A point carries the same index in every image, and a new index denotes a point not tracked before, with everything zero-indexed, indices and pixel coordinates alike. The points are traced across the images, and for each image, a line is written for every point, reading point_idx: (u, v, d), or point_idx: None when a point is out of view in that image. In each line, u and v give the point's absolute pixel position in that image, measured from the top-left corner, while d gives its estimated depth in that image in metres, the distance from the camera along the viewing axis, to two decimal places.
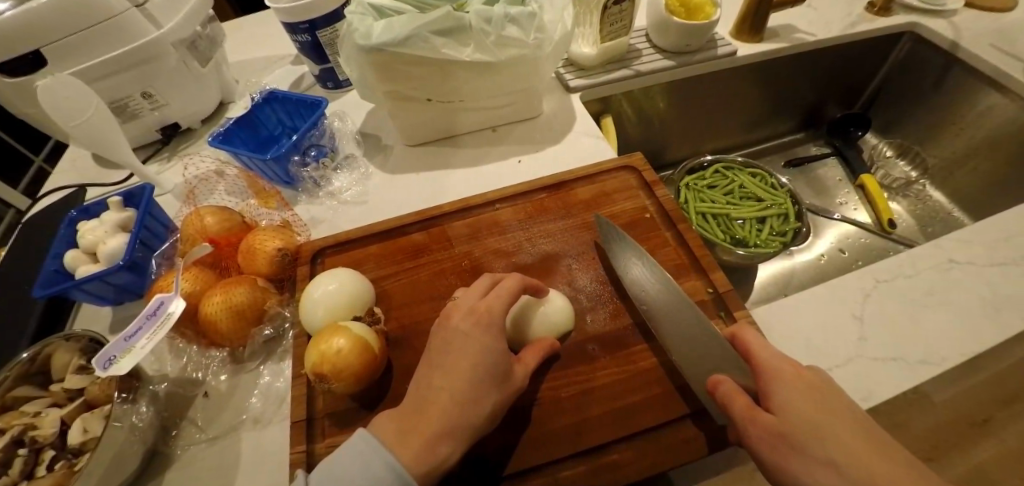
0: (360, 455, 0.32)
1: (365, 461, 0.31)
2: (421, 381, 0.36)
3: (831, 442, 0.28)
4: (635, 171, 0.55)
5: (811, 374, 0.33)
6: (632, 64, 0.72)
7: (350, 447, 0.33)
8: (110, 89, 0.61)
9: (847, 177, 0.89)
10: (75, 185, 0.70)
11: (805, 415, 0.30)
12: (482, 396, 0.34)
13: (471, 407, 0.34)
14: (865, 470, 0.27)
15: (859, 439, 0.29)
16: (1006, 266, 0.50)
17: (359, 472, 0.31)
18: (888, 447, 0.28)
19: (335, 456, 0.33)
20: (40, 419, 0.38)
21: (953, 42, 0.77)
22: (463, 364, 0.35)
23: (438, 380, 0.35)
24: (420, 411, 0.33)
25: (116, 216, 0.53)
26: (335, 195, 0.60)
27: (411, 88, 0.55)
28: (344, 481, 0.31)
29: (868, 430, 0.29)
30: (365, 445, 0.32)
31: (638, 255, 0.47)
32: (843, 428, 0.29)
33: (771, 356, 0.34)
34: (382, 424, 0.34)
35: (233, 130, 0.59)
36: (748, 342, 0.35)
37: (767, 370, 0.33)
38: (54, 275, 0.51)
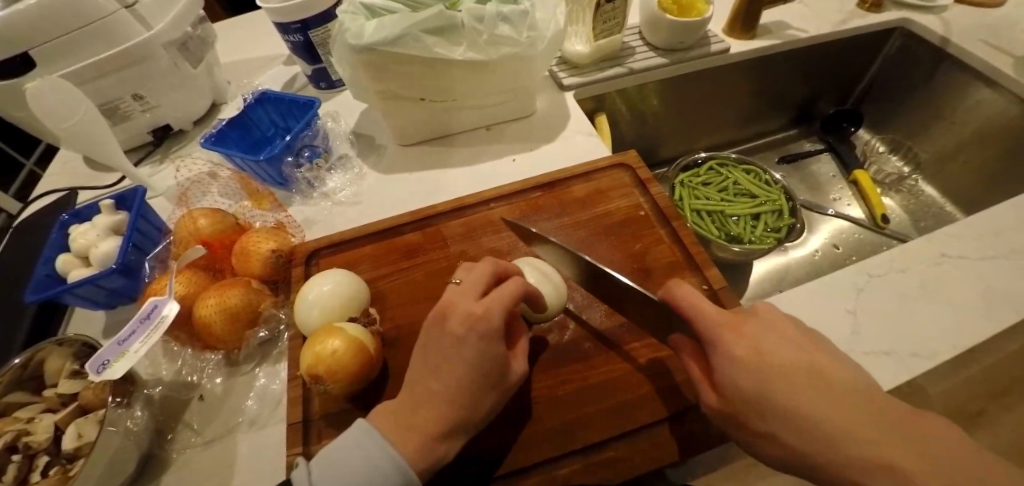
0: (362, 445, 0.33)
1: (365, 450, 0.33)
2: (415, 384, 0.35)
3: (774, 417, 0.28)
4: (629, 168, 0.55)
5: (753, 332, 0.30)
6: (625, 62, 0.73)
7: (349, 435, 0.34)
8: (100, 92, 0.60)
9: (840, 172, 0.89)
10: (66, 189, 0.70)
11: (755, 393, 0.28)
12: (481, 398, 0.34)
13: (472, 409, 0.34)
14: (819, 432, 0.26)
15: (813, 392, 0.27)
16: (997, 259, 0.50)
17: (358, 462, 0.32)
18: (845, 386, 0.28)
19: (332, 448, 0.33)
20: (34, 424, 0.38)
21: (943, 37, 0.78)
22: (461, 369, 0.34)
23: (433, 382, 0.34)
24: (421, 412, 0.34)
25: (108, 219, 0.53)
26: (329, 195, 0.59)
27: (404, 88, 0.54)
28: (346, 477, 0.32)
29: (819, 377, 0.28)
30: (366, 438, 0.33)
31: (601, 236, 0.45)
32: (789, 397, 0.28)
33: (707, 319, 0.32)
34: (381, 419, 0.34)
35: (226, 131, 0.59)
36: (687, 307, 0.33)
37: (708, 340, 0.31)
38: (46, 280, 0.50)
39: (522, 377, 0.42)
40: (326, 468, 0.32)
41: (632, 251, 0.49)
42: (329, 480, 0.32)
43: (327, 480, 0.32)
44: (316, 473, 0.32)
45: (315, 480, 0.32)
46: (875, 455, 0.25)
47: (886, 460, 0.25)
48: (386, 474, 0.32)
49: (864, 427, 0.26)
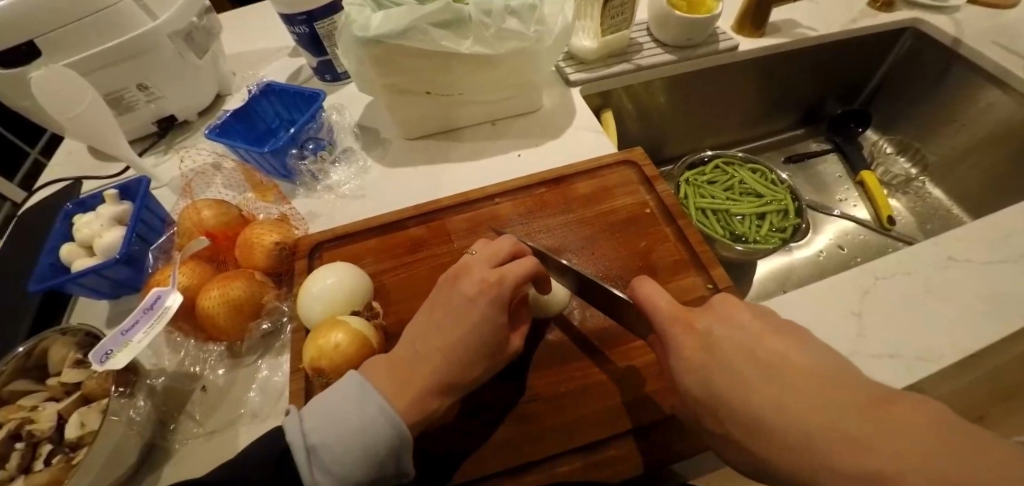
0: (356, 398, 0.34)
1: (360, 402, 0.33)
2: (409, 343, 0.37)
3: (730, 420, 0.28)
4: (635, 165, 0.55)
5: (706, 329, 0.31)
6: (633, 58, 0.72)
7: (341, 388, 0.35)
8: (105, 81, 0.60)
9: (846, 173, 0.89)
10: (71, 178, 0.70)
11: (706, 387, 0.29)
12: (472, 364, 0.36)
13: (463, 370, 0.35)
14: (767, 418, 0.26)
15: (765, 378, 0.27)
16: (1006, 263, 0.50)
17: (353, 416, 0.33)
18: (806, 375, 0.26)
19: (324, 395, 0.34)
20: (38, 413, 0.38)
21: (955, 39, 0.77)
22: (458, 327, 0.36)
23: (430, 342, 0.36)
24: (413, 366, 0.35)
25: (112, 209, 0.52)
26: (333, 188, 0.59)
27: (409, 81, 0.54)
28: (341, 421, 0.33)
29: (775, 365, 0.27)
30: (359, 391, 0.34)
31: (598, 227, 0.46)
32: (740, 395, 0.27)
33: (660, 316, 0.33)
34: (375, 373, 0.36)
35: (230, 122, 0.59)
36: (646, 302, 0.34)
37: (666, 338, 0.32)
38: (49, 269, 0.51)
39: (523, 375, 0.42)
40: (320, 419, 0.33)
41: (637, 249, 0.48)
42: (324, 431, 0.32)
43: (323, 430, 0.32)
44: (310, 424, 0.33)
45: (310, 429, 0.33)
46: (827, 438, 0.23)
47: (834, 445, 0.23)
48: (380, 429, 0.33)
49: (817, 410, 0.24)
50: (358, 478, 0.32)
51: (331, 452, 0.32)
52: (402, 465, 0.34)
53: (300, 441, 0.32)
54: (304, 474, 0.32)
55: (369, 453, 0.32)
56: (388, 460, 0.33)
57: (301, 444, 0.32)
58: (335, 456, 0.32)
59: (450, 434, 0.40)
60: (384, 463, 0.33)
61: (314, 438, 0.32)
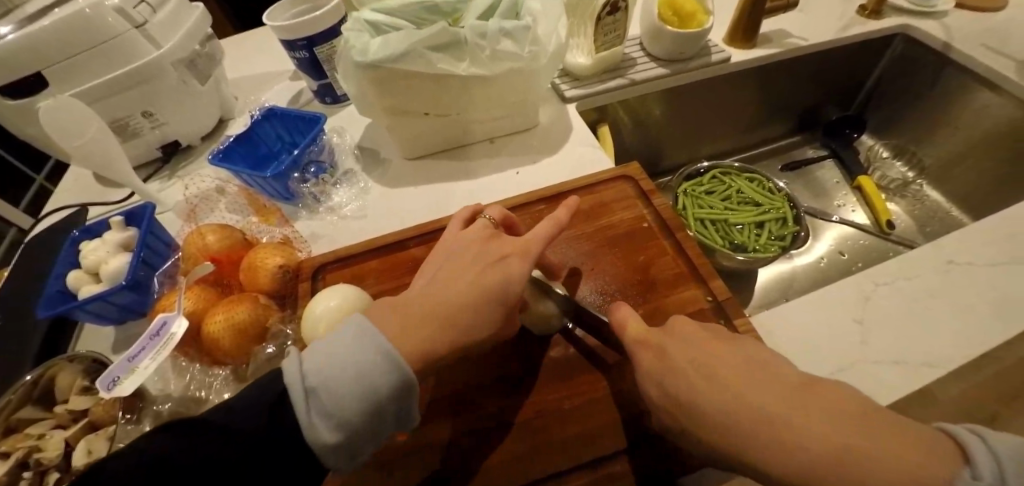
0: (358, 342, 0.33)
1: (363, 344, 0.33)
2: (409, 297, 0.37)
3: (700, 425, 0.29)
4: (632, 180, 0.56)
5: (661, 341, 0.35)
6: (626, 73, 0.73)
7: (343, 333, 0.33)
8: (110, 109, 0.62)
9: (844, 178, 0.89)
10: (77, 205, 0.71)
11: (716, 411, 0.28)
12: (482, 315, 0.37)
13: (473, 325, 0.36)
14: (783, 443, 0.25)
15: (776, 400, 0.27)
16: (1006, 266, 0.50)
17: (355, 361, 0.32)
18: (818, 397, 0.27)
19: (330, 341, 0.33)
20: (45, 441, 0.39)
21: (945, 43, 0.78)
22: (470, 283, 0.37)
23: (436, 298, 0.37)
24: (417, 318, 0.35)
25: (118, 235, 0.54)
26: (335, 210, 0.60)
27: (409, 103, 0.55)
28: (343, 362, 0.32)
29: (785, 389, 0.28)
30: (361, 334, 0.33)
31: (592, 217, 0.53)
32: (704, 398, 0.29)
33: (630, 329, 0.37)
34: (376, 317, 0.36)
35: (233, 147, 0.60)
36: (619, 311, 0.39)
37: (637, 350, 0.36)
38: (58, 296, 0.51)
39: (526, 391, 0.42)
40: (320, 361, 0.32)
41: (636, 264, 0.49)
42: (324, 374, 0.31)
43: (322, 374, 0.31)
44: (310, 367, 0.32)
45: (310, 372, 0.32)
46: (852, 462, 0.23)
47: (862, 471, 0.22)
48: (383, 371, 0.32)
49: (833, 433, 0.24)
50: (357, 419, 0.31)
51: (332, 395, 0.31)
52: (403, 409, 0.34)
53: (299, 383, 0.31)
54: (303, 418, 0.30)
55: (369, 397, 0.31)
56: (389, 404, 0.32)
57: (299, 386, 0.31)
58: (335, 400, 0.31)
59: (454, 453, 0.40)
60: (385, 408, 0.32)
61: (312, 380, 0.31)
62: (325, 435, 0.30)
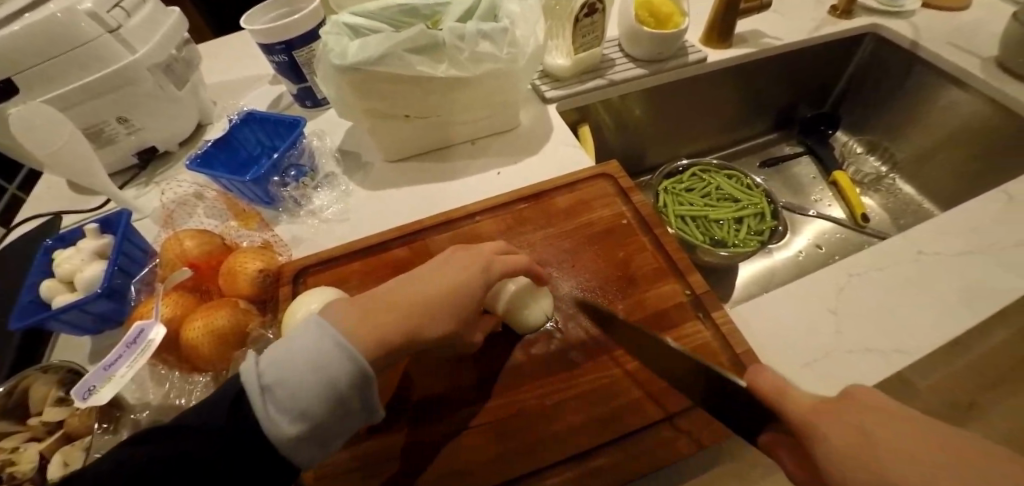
0: (314, 339, 0.33)
1: (322, 338, 0.34)
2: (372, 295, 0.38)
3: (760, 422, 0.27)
4: (612, 178, 0.56)
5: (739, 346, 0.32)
6: (606, 74, 0.74)
7: (302, 330, 0.34)
8: (84, 115, 0.61)
9: (820, 174, 0.91)
10: (50, 213, 0.69)
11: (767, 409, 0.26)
12: (443, 311, 0.37)
13: (432, 319, 0.37)
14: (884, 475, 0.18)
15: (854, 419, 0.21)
16: (971, 255, 0.52)
17: (312, 358, 0.32)
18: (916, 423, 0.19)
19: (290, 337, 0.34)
20: (19, 454, 0.38)
21: (913, 41, 0.81)
22: (431, 283, 0.38)
23: (397, 297, 0.37)
24: (378, 312, 0.36)
25: (93, 243, 0.53)
26: (316, 213, 0.60)
27: (389, 105, 0.55)
28: (298, 356, 0.33)
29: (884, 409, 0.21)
30: (318, 331, 0.34)
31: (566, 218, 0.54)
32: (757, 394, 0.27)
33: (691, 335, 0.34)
34: (335, 316, 0.36)
35: (210, 152, 0.59)
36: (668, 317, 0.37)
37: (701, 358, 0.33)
38: (30, 306, 0.50)
39: (510, 389, 0.43)
40: (276, 360, 0.33)
41: (616, 260, 0.50)
42: (280, 373, 0.32)
43: (279, 371, 0.32)
44: (265, 365, 0.32)
45: (265, 371, 0.32)
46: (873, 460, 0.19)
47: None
48: (340, 364, 0.33)
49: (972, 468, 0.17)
50: (313, 409, 0.32)
51: (288, 389, 0.32)
52: (366, 400, 0.34)
53: (254, 383, 0.32)
54: (261, 414, 0.31)
55: (329, 389, 0.32)
56: (350, 394, 0.33)
57: (254, 383, 0.31)
58: (292, 396, 0.32)
59: (439, 453, 0.40)
60: (347, 398, 0.33)
61: (268, 378, 0.32)
62: (286, 429, 0.31)
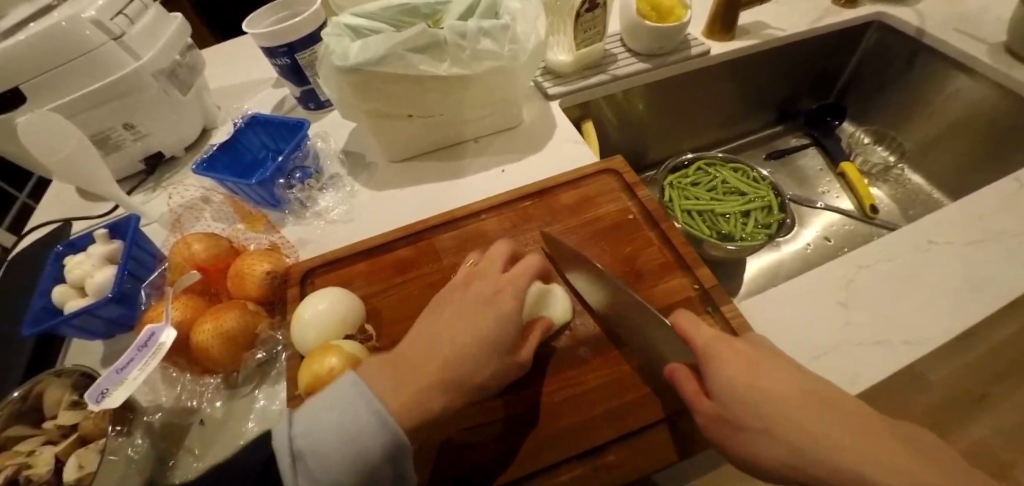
0: (347, 405, 0.33)
1: (352, 411, 0.32)
2: (410, 350, 0.36)
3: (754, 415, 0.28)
4: (617, 173, 0.56)
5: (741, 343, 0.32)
6: (608, 69, 0.74)
7: (337, 392, 0.33)
8: (90, 123, 0.61)
9: (827, 165, 0.90)
10: (60, 220, 0.70)
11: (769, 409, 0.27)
12: (488, 364, 0.36)
13: (474, 376, 0.35)
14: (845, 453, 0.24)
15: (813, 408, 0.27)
16: (982, 244, 0.51)
17: (343, 423, 0.32)
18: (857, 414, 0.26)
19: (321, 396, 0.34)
20: (35, 458, 0.38)
21: (919, 29, 0.79)
22: (474, 331, 0.36)
23: (438, 348, 0.35)
24: (413, 369, 0.34)
25: (103, 248, 0.53)
26: (322, 215, 0.60)
27: (392, 105, 0.55)
28: (328, 425, 0.32)
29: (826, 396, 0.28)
30: (353, 396, 0.33)
31: (586, 239, 0.51)
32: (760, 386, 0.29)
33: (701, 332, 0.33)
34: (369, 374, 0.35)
35: (216, 156, 0.60)
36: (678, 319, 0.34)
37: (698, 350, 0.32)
38: (42, 312, 0.51)
39: (517, 386, 0.43)
40: (309, 424, 0.32)
41: (622, 255, 0.49)
42: (311, 438, 0.32)
43: (309, 440, 0.32)
44: (298, 431, 0.32)
45: (298, 435, 0.32)
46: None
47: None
48: (372, 436, 0.32)
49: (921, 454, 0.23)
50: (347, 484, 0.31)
51: (319, 459, 0.31)
52: (397, 473, 0.33)
53: (285, 446, 0.32)
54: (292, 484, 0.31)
55: (356, 462, 0.32)
56: (383, 465, 0.32)
57: (287, 453, 0.31)
58: (324, 464, 0.31)
59: (448, 451, 0.40)
60: (376, 470, 0.32)
61: (300, 443, 0.32)
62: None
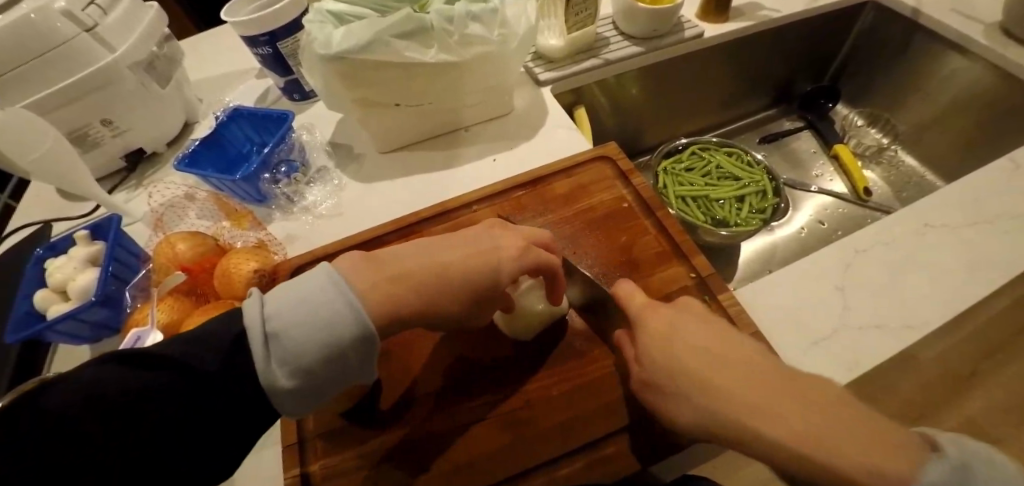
0: (323, 291, 0.32)
1: (324, 297, 0.32)
2: (392, 259, 0.37)
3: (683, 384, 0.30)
4: (611, 160, 0.55)
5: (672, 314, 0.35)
6: (600, 53, 0.72)
7: (311, 279, 0.33)
8: (66, 119, 0.59)
9: (821, 148, 0.90)
10: (40, 221, 0.68)
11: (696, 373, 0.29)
12: (472, 292, 0.37)
13: (452, 301, 0.37)
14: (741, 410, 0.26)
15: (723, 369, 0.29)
16: (978, 225, 0.51)
17: (320, 309, 0.31)
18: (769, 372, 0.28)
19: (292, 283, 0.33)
20: None
21: (914, 8, 0.78)
22: (454, 264, 0.37)
23: (417, 269, 0.36)
24: (390, 291, 0.35)
25: (84, 250, 0.51)
26: (310, 209, 0.58)
27: (378, 94, 0.54)
28: (303, 306, 0.31)
29: (747, 358, 0.29)
30: (329, 284, 0.33)
31: (572, 215, 0.52)
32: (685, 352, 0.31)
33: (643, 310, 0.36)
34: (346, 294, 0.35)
35: (198, 151, 0.58)
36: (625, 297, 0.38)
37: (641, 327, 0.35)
38: (24, 317, 0.50)
39: (513, 381, 0.42)
40: (282, 305, 0.31)
41: (618, 244, 0.49)
42: (284, 317, 0.31)
43: (285, 316, 0.31)
44: (271, 311, 0.31)
45: (271, 315, 0.31)
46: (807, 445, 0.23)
47: (836, 446, 0.22)
48: (344, 318, 0.32)
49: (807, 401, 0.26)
50: (318, 368, 0.31)
51: (291, 339, 0.30)
52: (365, 367, 0.33)
53: (258, 326, 0.31)
54: (261, 362, 0.30)
55: (331, 344, 0.31)
56: (351, 351, 0.32)
57: (260, 329, 0.30)
58: (294, 347, 0.30)
59: (444, 449, 0.39)
60: (348, 359, 0.32)
61: (274, 324, 0.31)
62: (281, 380, 0.30)
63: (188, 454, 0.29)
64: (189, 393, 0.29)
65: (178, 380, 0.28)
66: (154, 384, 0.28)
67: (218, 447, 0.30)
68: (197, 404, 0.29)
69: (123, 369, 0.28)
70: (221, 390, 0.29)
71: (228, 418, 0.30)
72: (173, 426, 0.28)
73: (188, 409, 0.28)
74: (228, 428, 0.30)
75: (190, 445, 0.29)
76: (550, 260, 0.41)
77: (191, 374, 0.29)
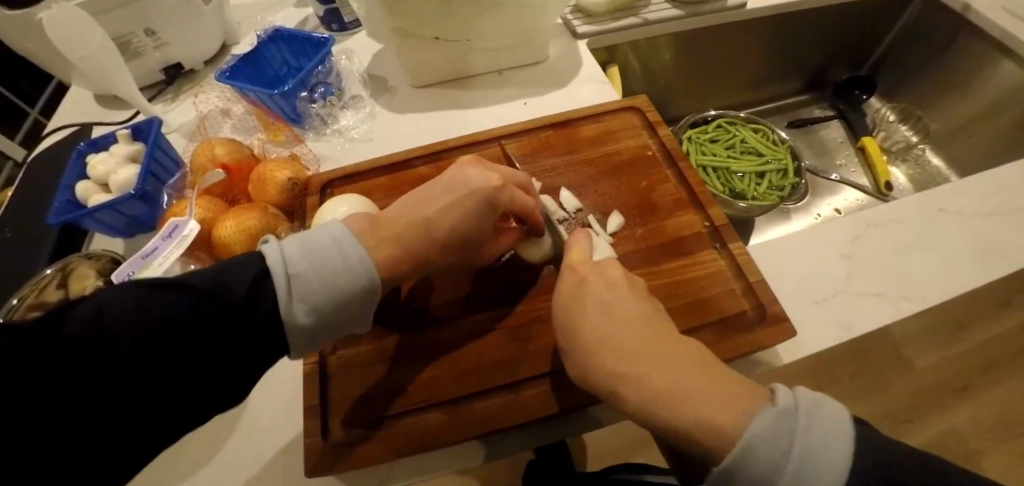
0: (337, 240, 0.35)
1: (342, 246, 0.35)
2: (394, 209, 0.39)
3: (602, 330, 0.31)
4: (638, 111, 0.56)
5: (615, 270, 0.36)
6: (639, 13, 0.72)
7: (325, 230, 0.36)
8: (112, 25, 0.61)
9: (848, 139, 0.89)
10: (81, 123, 0.71)
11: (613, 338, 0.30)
12: (485, 212, 0.40)
13: (467, 222, 0.39)
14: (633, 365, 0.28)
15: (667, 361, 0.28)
16: (995, 215, 0.51)
17: (336, 257, 0.34)
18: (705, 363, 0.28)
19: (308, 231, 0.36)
20: (73, 270, 0.45)
21: (965, 4, 0.76)
22: (468, 197, 0.39)
23: (429, 204, 0.39)
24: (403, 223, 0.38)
25: (125, 148, 0.54)
26: (342, 132, 0.60)
27: (419, 24, 0.54)
28: (323, 259, 0.34)
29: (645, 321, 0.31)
30: (342, 235, 0.36)
31: (593, 162, 0.52)
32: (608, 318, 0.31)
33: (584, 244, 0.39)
34: (357, 226, 0.38)
35: (239, 67, 0.59)
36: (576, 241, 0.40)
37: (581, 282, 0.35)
38: (66, 205, 0.52)
39: (523, 302, 0.44)
40: (301, 251, 0.34)
41: (637, 191, 0.50)
42: (302, 263, 0.34)
43: (304, 263, 0.33)
44: (289, 257, 0.34)
45: (291, 260, 0.34)
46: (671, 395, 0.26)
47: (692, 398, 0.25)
48: (360, 265, 0.35)
49: (733, 403, 0.24)
50: (330, 313, 0.34)
51: (307, 284, 0.33)
52: (371, 309, 0.36)
53: (281, 267, 0.33)
54: (283, 301, 0.32)
55: (345, 286, 0.34)
56: (359, 297, 0.35)
57: (282, 272, 0.33)
58: (312, 292, 0.33)
59: (451, 354, 0.41)
60: (355, 300, 0.35)
61: (295, 268, 0.33)
62: (301, 315, 0.33)
63: (187, 415, 0.29)
64: (201, 352, 0.29)
65: (204, 327, 0.29)
66: (176, 321, 0.28)
67: (218, 399, 0.30)
68: (211, 359, 0.29)
69: (138, 308, 0.27)
70: (240, 342, 0.31)
71: (220, 372, 0.30)
72: (173, 389, 0.27)
73: (199, 369, 0.29)
74: (229, 385, 0.30)
75: (190, 406, 0.28)
76: (527, 203, 0.42)
77: (219, 312, 0.30)
